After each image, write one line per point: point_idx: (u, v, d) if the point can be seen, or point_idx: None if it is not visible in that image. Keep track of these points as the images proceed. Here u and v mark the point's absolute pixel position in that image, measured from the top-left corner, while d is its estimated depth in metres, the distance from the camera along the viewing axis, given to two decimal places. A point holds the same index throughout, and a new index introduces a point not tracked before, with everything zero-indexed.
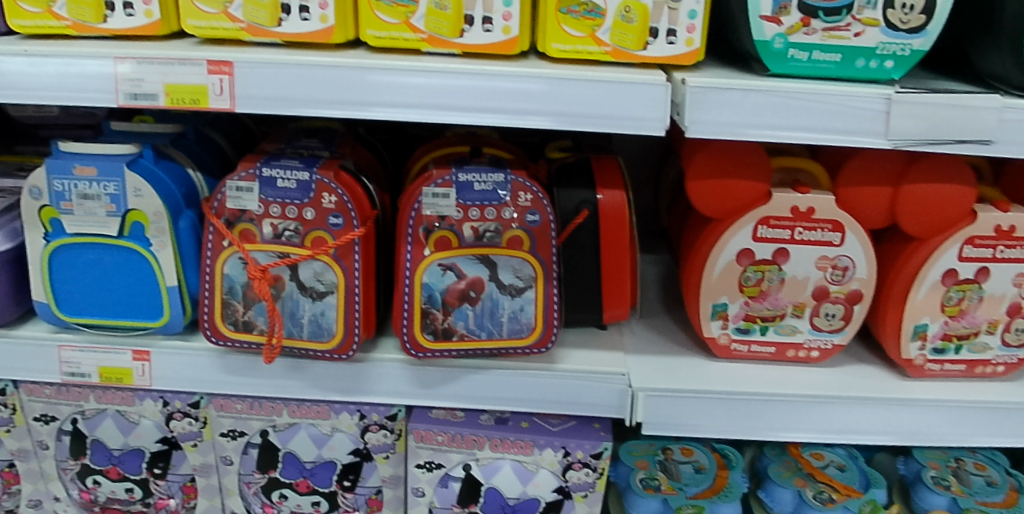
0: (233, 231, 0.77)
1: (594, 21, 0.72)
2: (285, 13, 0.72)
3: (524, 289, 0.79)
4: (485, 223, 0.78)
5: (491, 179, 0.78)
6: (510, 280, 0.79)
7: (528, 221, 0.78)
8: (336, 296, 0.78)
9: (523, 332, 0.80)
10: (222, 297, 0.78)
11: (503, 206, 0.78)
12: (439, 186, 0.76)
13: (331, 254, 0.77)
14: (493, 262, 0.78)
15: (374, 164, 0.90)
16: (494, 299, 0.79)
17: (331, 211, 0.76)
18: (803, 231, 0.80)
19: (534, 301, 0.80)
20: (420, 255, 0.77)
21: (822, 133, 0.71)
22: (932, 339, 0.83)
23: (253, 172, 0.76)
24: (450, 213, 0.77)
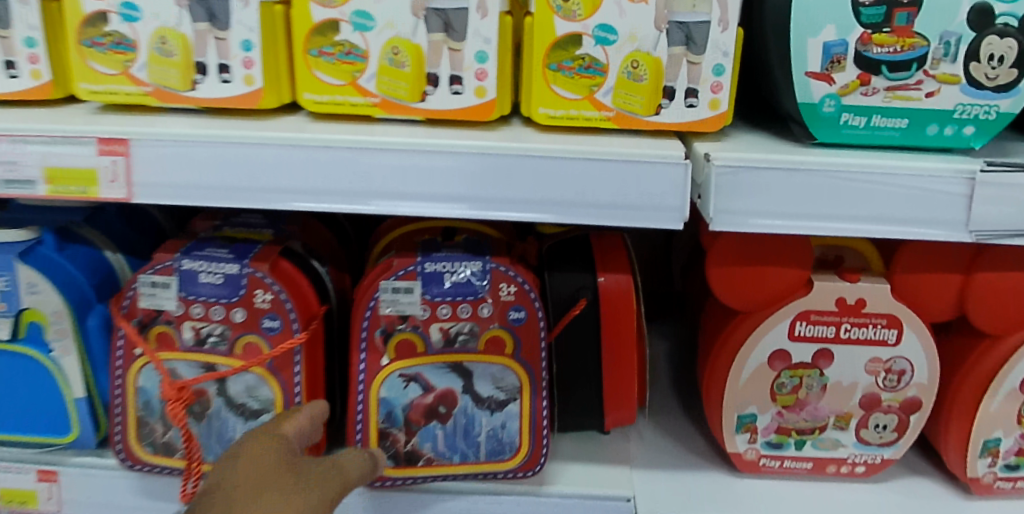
0: (148, 335, 0.65)
1: (592, 80, 0.56)
2: (201, 73, 0.58)
3: (507, 402, 0.66)
4: (458, 323, 0.64)
5: (465, 268, 0.64)
6: (488, 392, 0.66)
7: (511, 319, 0.64)
8: (272, 414, 0.67)
9: (506, 454, 0.66)
10: (136, 415, 0.67)
11: (480, 301, 0.64)
12: (400, 278, 0.63)
13: (265, 366, 0.66)
14: (467, 370, 0.65)
15: (331, 245, 0.78)
16: (470, 414, 0.66)
17: (266, 312, 0.64)
18: (851, 328, 0.65)
19: (518, 417, 0.66)
20: (376, 365, 0.64)
21: (883, 224, 0.55)
22: (1005, 455, 0.67)
23: (170, 265, 0.64)
24: (414, 311, 0.63)
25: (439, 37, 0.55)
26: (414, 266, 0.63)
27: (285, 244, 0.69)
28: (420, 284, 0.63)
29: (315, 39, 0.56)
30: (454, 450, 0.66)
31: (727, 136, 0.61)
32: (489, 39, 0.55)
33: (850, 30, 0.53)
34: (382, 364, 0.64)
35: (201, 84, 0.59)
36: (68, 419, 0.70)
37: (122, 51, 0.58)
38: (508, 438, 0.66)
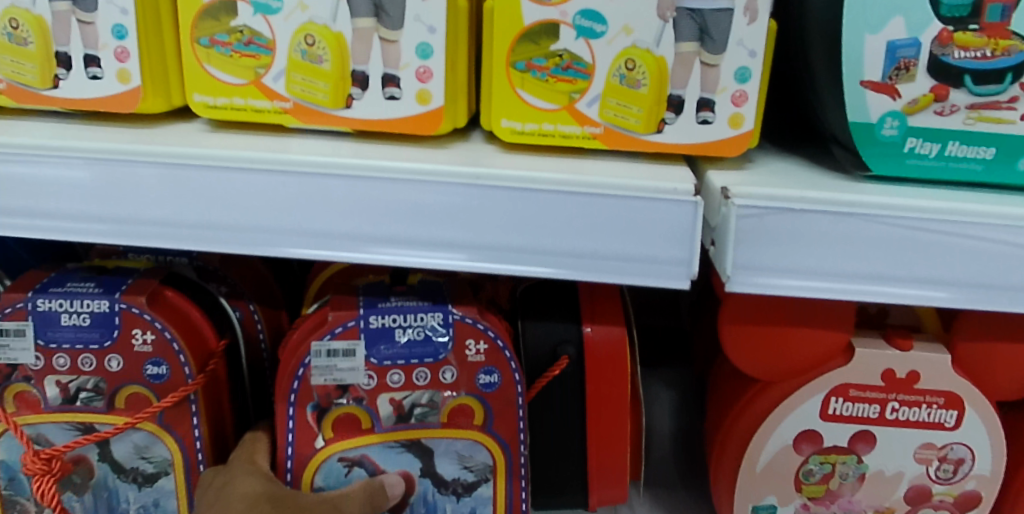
0: (5, 395, 0.53)
1: (573, 85, 0.42)
2: (65, 68, 0.45)
3: (475, 486, 0.53)
4: (413, 393, 0.51)
5: (420, 322, 0.50)
6: (453, 474, 0.53)
7: (481, 384, 0.51)
8: (173, 477, 0.53)
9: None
10: (2, 493, 0.55)
11: (442, 366, 0.50)
12: (336, 337, 0.49)
13: (155, 421, 0.52)
14: (428, 449, 0.52)
15: (268, 279, 0.66)
16: (430, 503, 0.53)
17: (149, 356, 0.52)
18: (899, 407, 0.51)
19: (489, 502, 0.53)
20: (309, 449, 0.51)
21: (961, 290, 0.40)
22: None
23: (21, 307, 0.51)
24: (355, 380, 0.50)
25: (369, 23, 0.42)
26: (355, 321, 0.49)
27: (172, 269, 0.57)
28: (363, 343, 0.49)
29: (205, 24, 0.43)
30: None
31: (751, 161, 0.46)
32: (434, 28, 0.41)
33: (925, 26, 0.39)
34: (316, 446, 0.51)
35: (64, 81, 0.45)
36: None
37: None
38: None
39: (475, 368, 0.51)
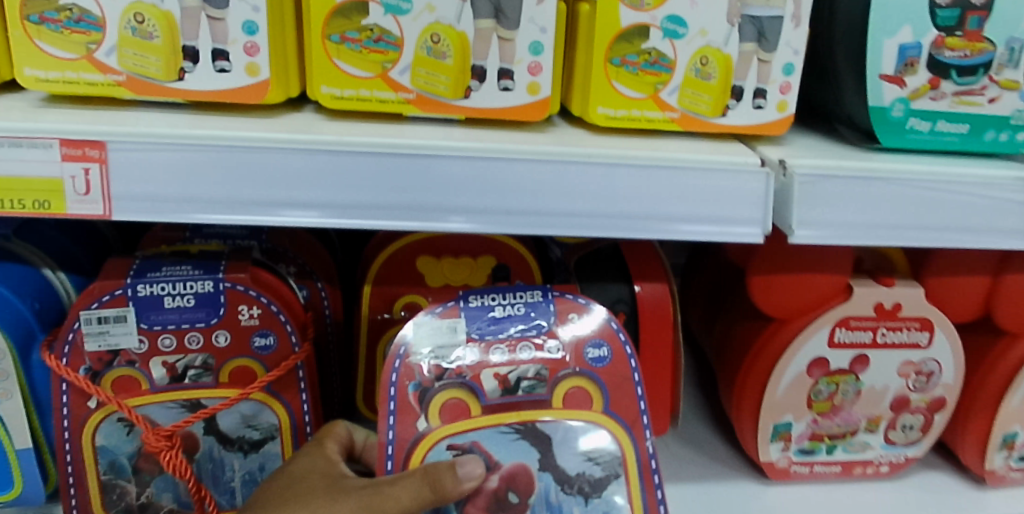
0: (103, 384, 0.55)
1: (658, 77, 0.51)
2: (191, 61, 0.47)
3: (603, 486, 0.52)
4: (520, 368, 0.54)
5: (520, 299, 0.56)
6: (576, 469, 0.52)
7: (591, 358, 0.55)
8: (278, 441, 0.59)
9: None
10: (102, 476, 0.58)
11: (544, 339, 0.55)
12: (439, 316, 0.55)
13: (265, 390, 0.57)
14: (546, 436, 0.53)
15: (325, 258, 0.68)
16: (554, 507, 0.51)
17: (256, 329, 0.56)
18: (886, 333, 0.64)
19: (622, 503, 0.52)
20: (413, 433, 0.52)
21: (953, 234, 0.53)
22: (1020, 448, 0.68)
23: (122, 294, 0.54)
24: (458, 356, 0.54)
25: (488, 24, 0.48)
26: (454, 301, 0.56)
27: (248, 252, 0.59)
28: (463, 321, 0.55)
29: (337, 22, 0.47)
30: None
31: (783, 140, 0.57)
32: (546, 28, 0.48)
33: (927, 32, 0.51)
34: (418, 429, 0.52)
35: (189, 73, 0.48)
36: (8, 471, 0.59)
37: (82, 31, 0.46)
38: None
39: (583, 343, 0.55)
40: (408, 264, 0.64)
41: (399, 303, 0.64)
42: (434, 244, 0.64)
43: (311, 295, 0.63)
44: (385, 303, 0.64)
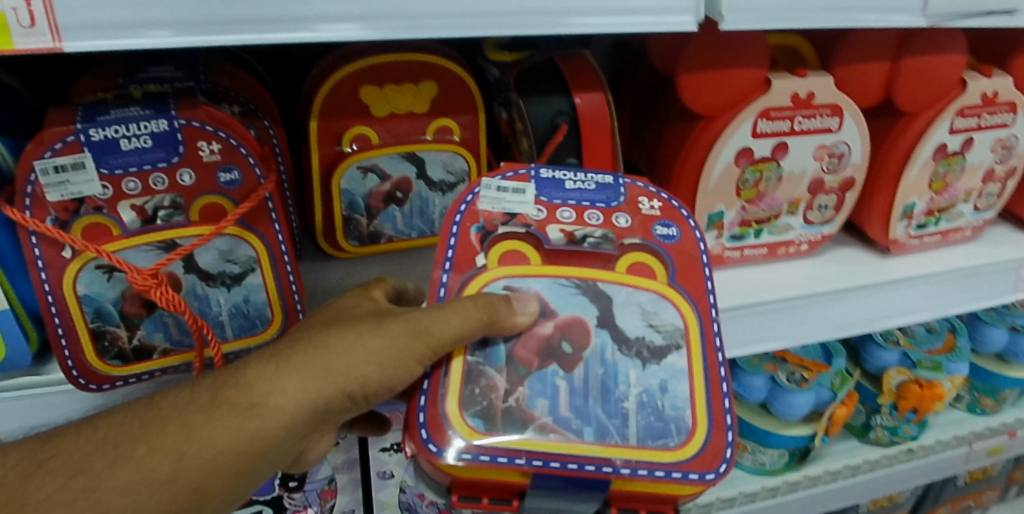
0: (73, 232, 0.56)
1: None
2: None
3: (664, 353, 0.55)
4: (586, 230, 0.58)
5: (590, 176, 0.60)
6: (636, 332, 0.55)
7: (659, 234, 0.58)
8: (258, 273, 0.61)
9: (675, 438, 0.52)
10: (91, 326, 0.58)
11: (612, 211, 0.59)
12: (507, 180, 0.58)
13: (237, 224, 0.59)
14: (606, 296, 0.56)
15: (264, 94, 0.68)
16: (608, 363, 0.54)
17: (219, 164, 0.58)
18: (802, 121, 0.70)
19: (681, 373, 0.55)
20: (471, 268, 0.56)
21: (864, 13, 0.58)
22: (917, 216, 0.79)
23: (76, 139, 0.53)
24: (524, 211, 0.58)
25: None
26: (526, 170, 0.59)
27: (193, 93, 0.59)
28: (533, 186, 0.58)
29: None
30: (582, 415, 0.52)
31: None
32: None
33: None
34: (476, 266, 0.56)
35: None
36: None
37: None
38: (671, 411, 0.53)
39: (652, 221, 0.59)
40: (352, 96, 0.66)
41: (348, 135, 0.67)
42: (374, 73, 0.66)
43: (261, 134, 0.64)
44: (334, 136, 0.67)
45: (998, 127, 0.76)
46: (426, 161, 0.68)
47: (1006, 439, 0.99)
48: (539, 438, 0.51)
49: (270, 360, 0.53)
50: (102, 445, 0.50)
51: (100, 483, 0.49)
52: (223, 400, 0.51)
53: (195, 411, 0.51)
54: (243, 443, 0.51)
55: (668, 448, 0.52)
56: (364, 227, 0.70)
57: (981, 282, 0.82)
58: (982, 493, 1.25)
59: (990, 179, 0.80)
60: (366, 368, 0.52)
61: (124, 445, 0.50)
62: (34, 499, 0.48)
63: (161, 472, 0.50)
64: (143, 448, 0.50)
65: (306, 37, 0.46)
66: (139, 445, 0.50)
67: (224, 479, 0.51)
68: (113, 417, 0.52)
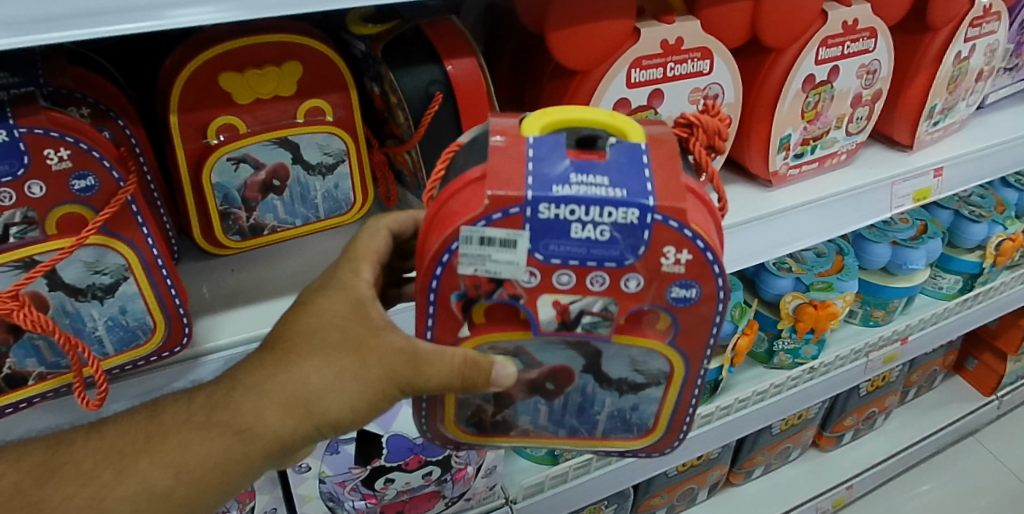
0: None
1: None
2: None
3: (642, 387, 0.54)
4: (585, 299, 0.46)
5: (606, 218, 0.42)
6: (619, 374, 0.53)
7: (673, 297, 0.46)
8: (131, 281, 0.57)
9: (634, 434, 0.58)
10: None
11: (623, 272, 0.45)
12: (493, 225, 0.43)
13: (100, 233, 0.55)
14: (596, 351, 0.50)
15: (114, 91, 0.64)
16: (587, 394, 0.54)
17: (71, 171, 0.54)
18: (674, 66, 0.71)
19: (655, 398, 0.54)
20: (451, 338, 0.50)
21: None
22: (793, 147, 0.81)
23: None
24: (511, 276, 0.45)
25: None
26: (520, 208, 0.42)
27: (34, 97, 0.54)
28: (527, 234, 0.43)
29: None
30: (558, 423, 0.57)
31: None
32: None
33: None
34: (458, 334, 0.49)
35: None
36: None
37: None
38: (636, 420, 0.56)
39: (669, 282, 0.46)
40: (212, 84, 0.63)
41: (213, 127, 0.64)
42: (233, 58, 0.63)
43: (116, 134, 0.61)
44: (198, 129, 0.64)
45: (859, 53, 0.80)
46: (299, 144, 0.67)
47: (897, 346, 1.08)
48: (520, 435, 0.58)
49: (258, 391, 0.50)
50: (103, 459, 0.50)
51: (106, 491, 0.50)
52: (216, 424, 0.50)
53: (189, 430, 0.51)
54: (239, 466, 0.51)
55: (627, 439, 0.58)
56: (244, 221, 0.69)
57: (865, 202, 0.85)
58: (884, 399, 1.35)
59: (858, 103, 0.83)
60: (345, 409, 0.50)
61: (123, 458, 0.50)
62: (54, 497, 0.50)
63: (159, 485, 0.50)
64: (143, 462, 0.50)
65: (158, 25, 0.43)
66: (140, 461, 0.50)
67: (223, 490, 0.52)
68: (118, 426, 0.52)
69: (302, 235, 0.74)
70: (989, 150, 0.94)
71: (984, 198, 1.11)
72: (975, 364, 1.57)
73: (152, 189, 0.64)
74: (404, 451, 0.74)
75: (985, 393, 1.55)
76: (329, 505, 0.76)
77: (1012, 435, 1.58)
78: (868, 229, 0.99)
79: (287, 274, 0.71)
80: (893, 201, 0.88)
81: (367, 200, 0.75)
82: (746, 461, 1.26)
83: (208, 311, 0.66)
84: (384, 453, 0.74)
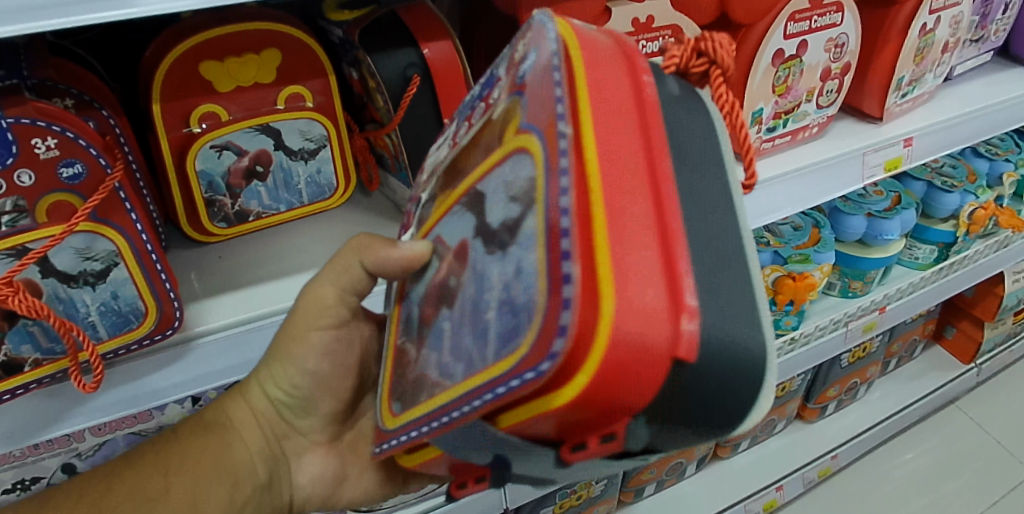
0: None
1: None
2: None
3: (518, 224, 0.35)
4: (473, 133, 0.47)
5: (490, 74, 0.49)
6: (500, 217, 0.38)
7: (517, 75, 0.40)
8: (122, 266, 0.57)
9: (521, 333, 0.33)
10: None
11: (494, 91, 0.46)
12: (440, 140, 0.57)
13: (89, 219, 0.54)
14: (482, 193, 0.42)
15: (97, 83, 0.65)
16: (478, 273, 0.40)
17: (58, 159, 0.54)
18: (646, 44, 0.72)
19: (533, 232, 0.34)
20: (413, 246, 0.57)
21: None
22: (766, 121, 0.83)
23: None
24: (440, 156, 0.54)
25: None
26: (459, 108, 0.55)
27: (19, 89, 0.54)
28: (457, 120, 0.53)
29: None
30: (455, 352, 0.40)
31: None
32: None
33: None
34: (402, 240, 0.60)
35: None
36: None
37: None
38: (522, 298, 0.34)
39: (515, 68, 0.42)
40: (193, 72, 0.64)
41: (195, 116, 0.65)
42: (213, 47, 0.64)
43: (101, 124, 0.62)
44: (181, 118, 0.65)
45: (826, 26, 0.82)
46: (281, 130, 0.68)
47: (876, 315, 1.11)
48: (427, 397, 0.43)
49: (220, 401, 0.70)
50: (87, 485, 0.59)
51: (104, 501, 0.58)
52: (185, 429, 0.67)
53: (166, 444, 0.64)
54: (208, 447, 0.66)
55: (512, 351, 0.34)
56: (229, 208, 0.70)
57: (838, 172, 0.87)
58: (865, 369, 1.38)
59: (827, 76, 0.85)
60: (275, 368, 0.69)
61: (112, 477, 0.60)
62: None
63: (151, 487, 0.60)
64: (131, 475, 0.61)
65: (134, 12, 0.45)
66: (125, 472, 0.61)
67: (208, 480, 0.64)
68: (105, 468, 0.63)
69: (287, 221, 0.76)
70: (957, 120, 0.96)
71: (956, 168, 1.13)
72: (954, 333, 1.60)
73: (138, 179, 0.65)
74: None
75: (964, 361, 1.58)
76: None
77: (992, 401, 1.62)
78: (843, 201, 1.01)
79: (275, 261, 0.72)
80: (866, 171, 0.90)
81: (350, 185, 0.77)
82: (732, 435, 1.28)
83: (199, 298, 0.67)
84: None
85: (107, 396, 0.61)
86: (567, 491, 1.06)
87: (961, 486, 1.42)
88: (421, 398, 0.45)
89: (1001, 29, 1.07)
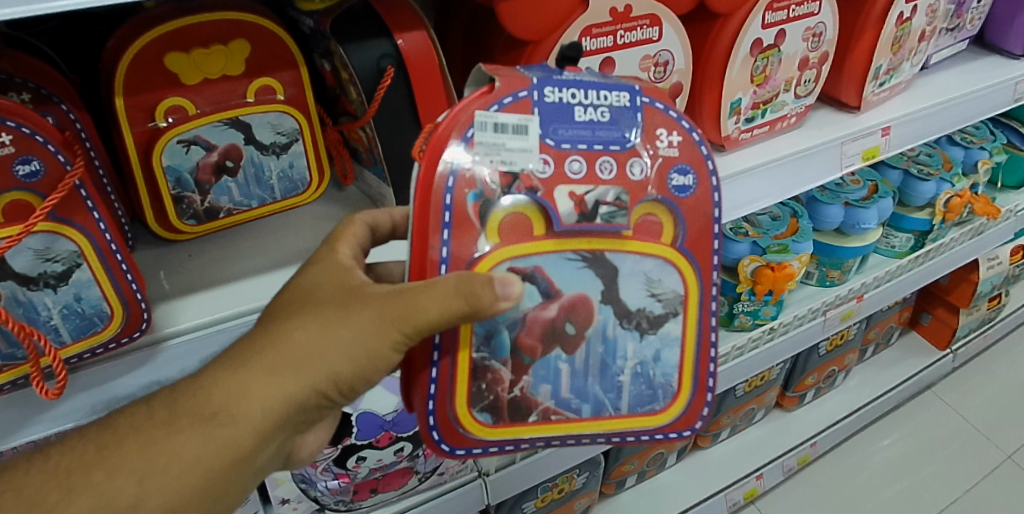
0: None
1: None
2: None
3: (661, 322, 0.54)
4: (598, 188, 0.50)
5: (604, 102, 0.51)
6: (638, 304, 0.53)
7: (675, 185, 0.53)
8: (85, 267, 0.55)
9: (660, 402, 0.56)
10: None
11: (627, 155, 0.51)
12: (503, 111, 0.49)
13: (49, 218, 0.52)
14: (611, 267, 0.52)
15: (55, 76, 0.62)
16: (608, 339, 0.53)
17: (13, 155, 0.50)
18: (624, 34, 0.71)
19: (675, 339, 0.55)
20: (469, 254, 0.49)
21: None
22: (744, 111, 0.83)
23: None
24: (524, 163, 0.49)
25: None
26: (528, 92, 0.49)
27: None
28: (536, 119, 0.49)
29: None
30: (582, 394, 0.54)
31: None
32: None
33: None
34: (477, 249, 0.49)
35: None
36: None
37: None
38: (660, 378, 0.55)
39: (669, 167, 0.53)
40: (157, 64, 0.61)
41: (162, 109, 0.63)
42: (179, 38, 0.61)
43: (59, 119, 0.59)
44: (146, 112, 0.62)
45: (804, 16, 0.81)
46: (250, 124, 0.67)
47: (853, 303, 1.12)
48: (541, 422, 0.53)
49: (233, 367, 0.48)
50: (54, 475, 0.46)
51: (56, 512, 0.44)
52: (185, 411, 0.47)
53: (155, 427, 0.47)
54: (215, 457, 0.47)
55: (656, 409, 0.56)
56: (199, 204, 0.68)
57: (816, 162, 0.87)
58: (843, 357, 1.39)
59: (805, 66, 0.85)
60: (342, 367, 0.47)
61: (74, 473, 0.45)
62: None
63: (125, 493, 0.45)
64: (100, 473, 0.45)
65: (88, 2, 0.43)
66: (93, 474, 0.45)
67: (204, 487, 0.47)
68: (68, 445, 0.47)
69: (258, 217, 0.74)
70: (933, 109, 0.97)
71: (931, 156, 1.15)
72: (929, 319, 1.63)
73: (101, 176, 0.63)
74: (374, 428, 0.76)
75: (939, 347, 1.61)
76: (302, 488, 0.78)
77: (966, 386, 1.65)
78: (821, 191, 1.02)
79: (246, 259, 0.70)
80: (844, 160, 0.90)
81: (323, 179, 0.75)
82: (711, 424, 1.29)
83: (167, 298, 0.65)
84: (356, 432, 0.75)
85: (73, 401, 0.59)
86: (547, 485, 1.06)
87: (936, 471, 1.45)
88: (527, 421, 0.53)
89: (977, 17, 1.07)
